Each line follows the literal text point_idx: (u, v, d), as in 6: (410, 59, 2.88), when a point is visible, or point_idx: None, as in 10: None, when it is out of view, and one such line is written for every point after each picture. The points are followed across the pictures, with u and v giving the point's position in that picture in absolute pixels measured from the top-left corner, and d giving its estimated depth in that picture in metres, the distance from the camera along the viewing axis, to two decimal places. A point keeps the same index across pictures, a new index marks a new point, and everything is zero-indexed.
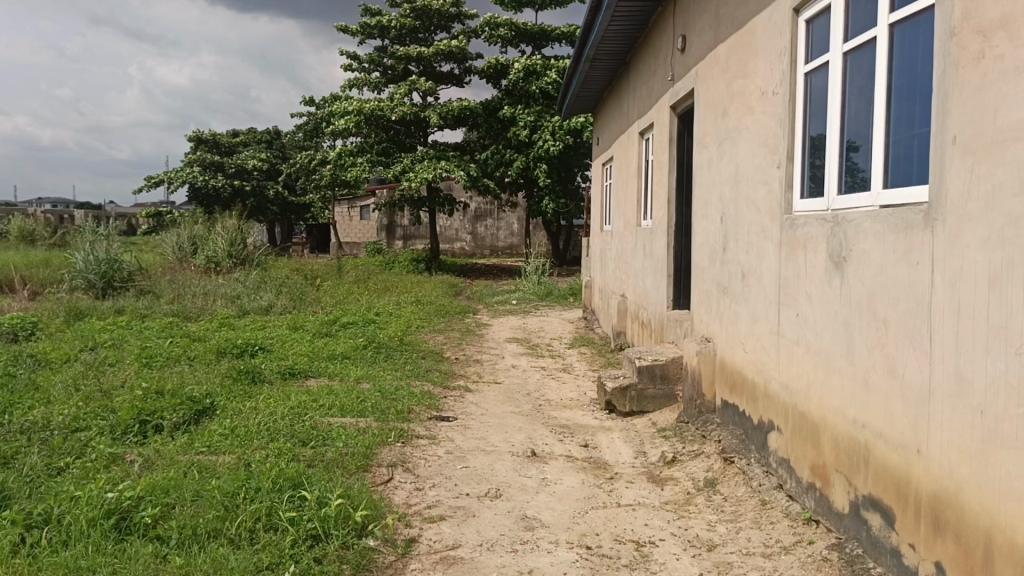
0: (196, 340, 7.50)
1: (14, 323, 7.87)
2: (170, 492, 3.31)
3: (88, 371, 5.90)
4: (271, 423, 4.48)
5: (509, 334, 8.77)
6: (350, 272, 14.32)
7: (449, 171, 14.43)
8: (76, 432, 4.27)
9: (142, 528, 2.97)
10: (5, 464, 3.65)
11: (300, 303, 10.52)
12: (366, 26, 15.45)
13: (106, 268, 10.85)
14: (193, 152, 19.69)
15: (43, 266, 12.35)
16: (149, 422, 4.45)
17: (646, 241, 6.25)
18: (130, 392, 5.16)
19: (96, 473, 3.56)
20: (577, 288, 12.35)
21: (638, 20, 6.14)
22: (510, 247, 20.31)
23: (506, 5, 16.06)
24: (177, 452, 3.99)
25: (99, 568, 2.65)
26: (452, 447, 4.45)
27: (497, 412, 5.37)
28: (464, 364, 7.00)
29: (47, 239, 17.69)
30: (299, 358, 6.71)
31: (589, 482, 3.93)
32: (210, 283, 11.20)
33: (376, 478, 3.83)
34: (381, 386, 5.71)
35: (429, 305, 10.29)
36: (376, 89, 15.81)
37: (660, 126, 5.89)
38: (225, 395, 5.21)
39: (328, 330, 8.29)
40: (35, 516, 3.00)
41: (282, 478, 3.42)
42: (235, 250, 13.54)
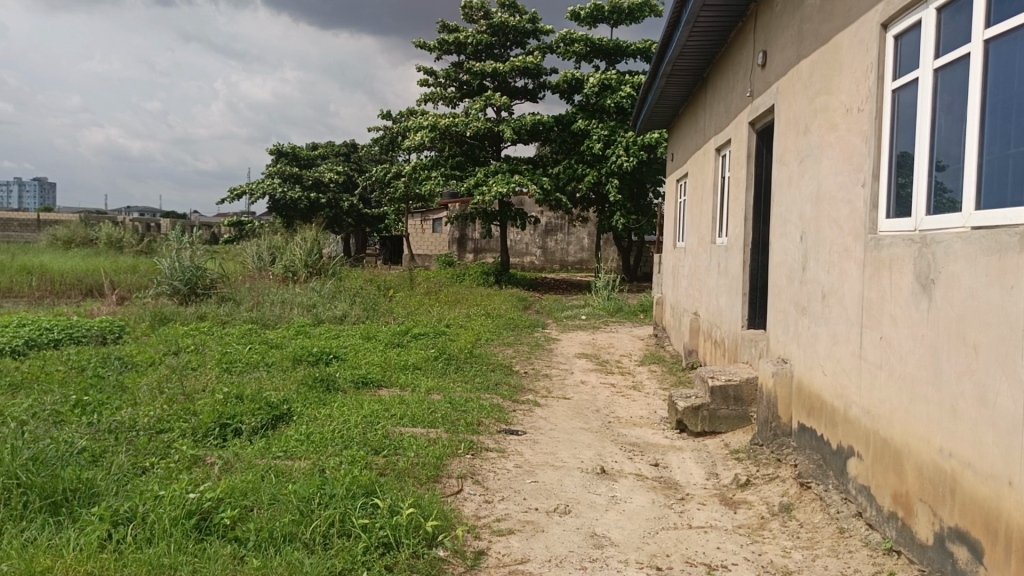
0: (274, 347, 7.72)
1: (104, 326, 8.23)
2: (248, 495, 3.40)
3: (172, 374, 6.12)
4: (344, 431, 4.56)
5: (578, 350, 8.74)
6: (421, 284, 14.50)
7: (522, 185, 14.49)
8: (160, 433, 4.43)
9: (222, 529, 3.07)
10: (95, 461, 3.80)
11: (373, 313, 10.70)
12: (444, 42, 15.71)
13: (191, 275, 11.25)
14: (274, 164, 20.26)
15: (131, 272, 12.88)
16: (228, 425, 4.59)
17: (721, 259, 6.16)
18: (211, 395, 5.34)
19: (179, 474, 3.68)
20: (647, 304, 12.23)
21: (717, 35, 6.09)
22: (580, 262, 20.26)
23: (582, 21, 16.11)
24: (255, 456, 4.10)
25: (180, 566, 2.73)
26: (521, 461, 4.45)
27: (566, 427, 5.36)
28: (534, 378, 7.01)
29: (135, 246, 18.46)
30: (371, 367, 6.83)
31: (660, 502, 3.88)
32: (288, 292, 11.48)
33: (446, 489, 3.87)
34: (451, 398, 5.75)
35: (499, 319, 10.34)
36: (452, 103, 16.02)
37: (738, 143, 5.80)
38: (301, 402, 5.33)
39: (399, 340, 8.41)
40: (121, 513, 3.10)
41: (355, 485, 3.48)
42: (311, 260, 13.87)
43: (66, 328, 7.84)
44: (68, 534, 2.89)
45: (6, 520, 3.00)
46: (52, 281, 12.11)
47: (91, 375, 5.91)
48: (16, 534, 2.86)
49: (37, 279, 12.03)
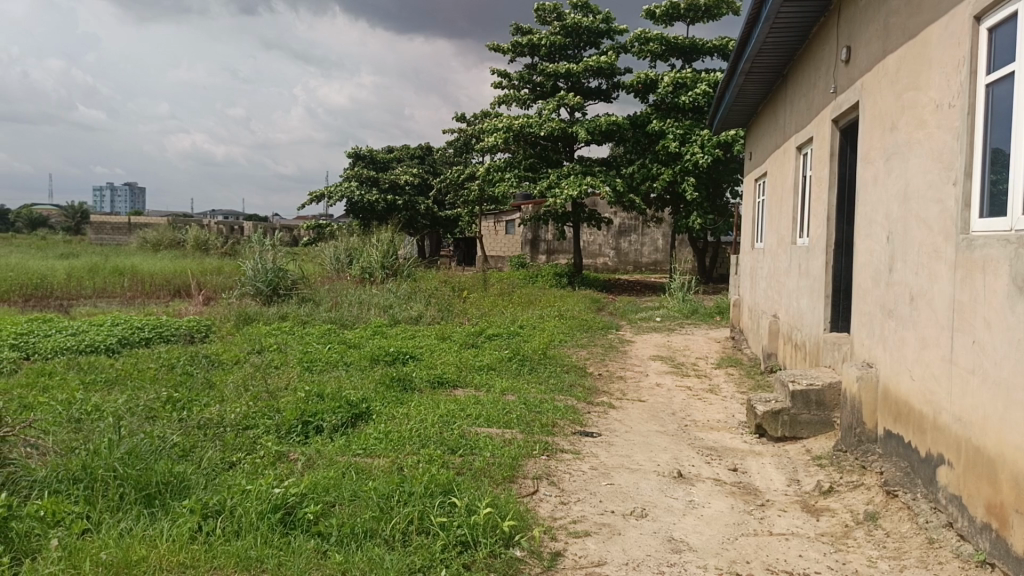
0: (352, 347, 7.87)
1: (191, 325, 8.53)
2: (330, 491, 3.48)
3: (256, 373, 6.31)
4: (421, 430, 4.62)
5: (653, 352, 8.66)
6: (495, 285, 14.57)
7: (595, 186, 14.43)
8: (246, 429, 4.57)
9: (306, 524, 3.15)
10: (186, 455, 3.95)
11: (447, 313, 10.81)
12: (518, 44, 15.78)
13: (273, 277, 11.57)
14: (351, 168, 20.68)
15: (216, 273, 13.32)
16: (310, 423, 4.71)
17: (802, 260, 6.01)
18: (293, 393, 5.49)
19: (264, 469, 3.80)
20: (724, 306, 12.03)
21: (798, 31, 5.95)
22: (654, 263, 20.02)
23: (657, 20, 15.96)
24: (336, 453, 4.20)
25: (267, 559, 2.82)
26: (596, 463, 4.44)
27: (641, 430, 5.32)
28: (609, 380, 6.97)
29: (219, 248, 19.10)
30: (447, 368, 6.90)
31: (739, 508, 3.82)
32: (365, 293, 11.70)
33: (522, 489, 3.88)
34: (526, 399, 5.77)
35: (572, 320, 10.32)
36: (525, 105, 16.07)
37: (820, 141, 5.67)
38: (379, 401, 5.44)
39: (474, 340, 8.48)
40: (211, 506, 3.22)
41: (433, 483, 3.53)
42: (388, 261, 14.10)
43: (156, 327, 8.16)
44: (161, 525, 3.01)
45: (105, 510, 3.14)
46: (143, 282, 12.62)
47: (181, 373, 6.14)
48: (113, 524, 3.00)
49: (129, 280, 12.56)
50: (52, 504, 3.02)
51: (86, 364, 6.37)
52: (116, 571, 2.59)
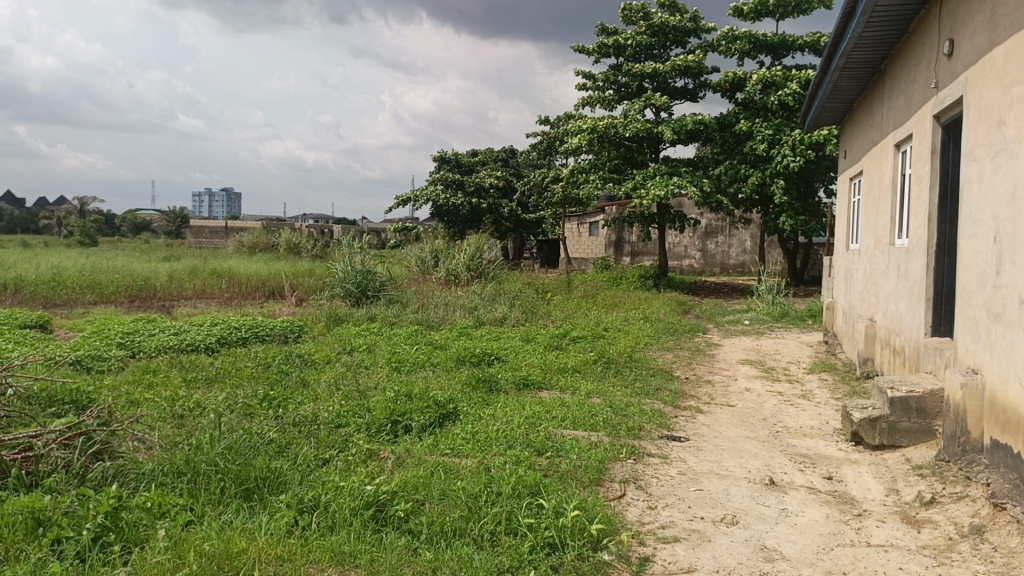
0: (439, 348, 7.98)
1: (285, 326, 8.81)
2: (420, 489, 3.54)
3: (347, 372, 6.47)
4: (508, 431, 4.65)
5: (742, 356, 8.48)
6: (579, 287, 14.53)
7: (681, 187, 14.22)
8: (338, 427, 4.69)
9: (396, 521, 3.21)
10: (282, 451, 4.09)
11: (532, 316, 10.83)
12: (603, 45, 15.70)
13: (362, 278, 11.83)
14: (437, 171, 20.98)
15: (307, 275, 13.71)
16: (399, 422, 4.80)
17: (901, 261, 5.80)
18: (382, 393, 5.60)
19: (356, 467, 3.90)
20: (816, 309, 11.68)
21: (896, 25, 5.75)
22: (742, 265, 19.60)
23: (746, 17, 15.64)
24: (425, 452, 4.27)
25: (360, 555, 2.88)
26: (685, 468, 4.37)
27: (731, 435, 5.22)
28: (696, 384, 6.86)
29: (311, 251, 19.64)
30: (532, 370, 6.92)
31: (835, 518, 3.71)
32: (451, 295, 11.83)
33: (609, 493, 3.86)
34: (612, 402, 5.73)
35: (658, 323, 10.20)
36: (610, 106, 15.96)
37: (920, 138, 5.45)
38: (466, 401, 5.50)
39: (558, 342, 8.49)
40: (307, 501, 3.31)
41: (521, 485, 3.55)
42: (473, 264, 14.18)
43: (253, 327, 8.46)
44: (260, 518, 3.12)
45: (207, 503, 3.27)
46: (240, 283, 13.11)
47: (276, 372, 6.34)
48: (215, 517, 3.11)
49: (226, 281, 13.06)
50: (158, 496, 3.14)
51: (188, 362, 6.65)
52: (219, 563, 2.69)
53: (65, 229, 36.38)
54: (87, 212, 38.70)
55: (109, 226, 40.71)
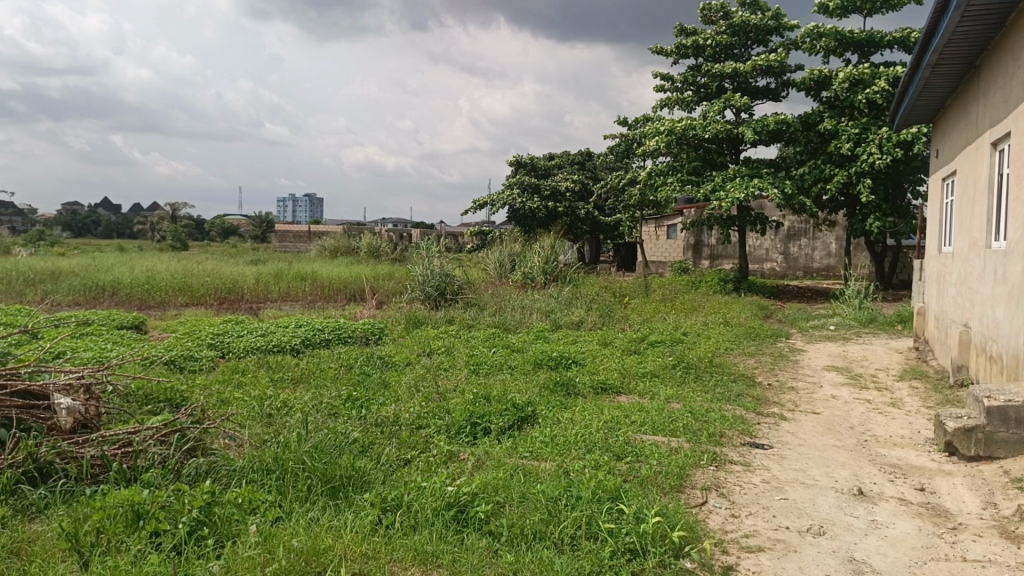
0: (516, 350, 8.03)
1: (366, 328, 9.00)
2: (500, 491, 3.57)
3: (426, 374, 6.56)
4: (587, 435, 4.64)
5: (827, 362, 8.24)
6: (657, 290, 14.38)
7: (763, 189, 13.92)
8: (419, 428, 4.77)
9: (477, 522, 3.24)
10: (365, 450, 4.18)
11: (609, 319, 10.78)
12: (682, 46, 15.53)
13: (441, 282, 11.97)
14: (514, 175, 21.10)
15: (387, 278, 13.97)
16: (479, 424, 4.84)
17: (998, 264, 5.55)
18: (462, 395, 5.65)
19: (437, 468, 3.95)
20: (906, 314, 11.26)
21: (993, 18, 5.51)
22: (827, 268, 18.99)
23: (831, 13, 15.22)
24: (504, 455, 4.29)
25: (442, 555, 2.92)
26: (768, 476, 4.28)
27: (817, 444, 5.08)
28: (780, 391, 6.70)
29: (390, 254, 19.99)
30: (610, 374, 6.88)
31: (928, 531, 3.57)
32: (528, 298, 11.87)
33: (690, 499, 3.81)
34: (692, 407, 5.65)
35: (738, 328, 10.01)
36: (689, 107, 15.75)
37: (1020, 135, 5.21)
38: (544, 404, 5.51)
39: (636, 347, 8.41)
40: (390, 500, 3.38)
41: (601, 489, 3.53)
42: (549, 267, 14.19)
43: (335, 329, 8.68)
44: (346, 516, 3.19)
45: (294, 500, 3.37)
46: (322, 286, 13.45)
47: (358, 373, 6.47)
48: (302, 514, 3.20)
49: (309, 284, 13.41)
50: (249, 492, 3.25)
51: (274, 362, 6.87)
52: (306, 559, 2.77)
53: (159, 234, 38.00)
54: (179, 217, 40.34)
55: (199, 231, 42.37)
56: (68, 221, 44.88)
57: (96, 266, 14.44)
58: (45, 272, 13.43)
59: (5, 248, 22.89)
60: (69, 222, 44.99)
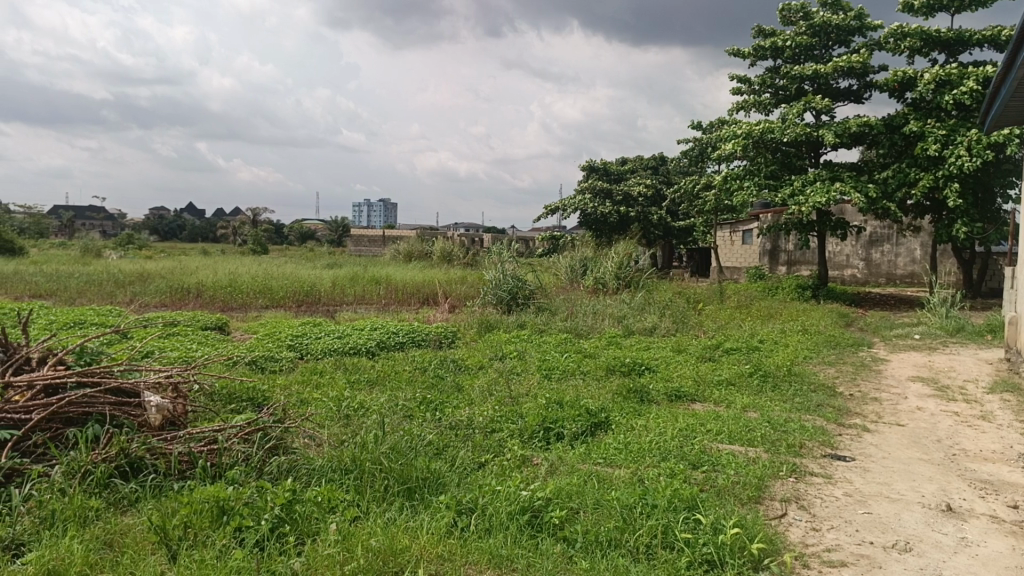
0: (588, 356, 8.00)
1: (439, 332, 9.09)
2: (574, 497, 3.55)
3: (499, 378, 6.58)
4: (662, 442, 4.58)
5: (912, 372, 7.95)
6: (732, 297, 14.12)
7: (844, 193, 13.54)
8: (492, 431, 4.78)
9: (551, 528, 3.23)
10: (440, 453, 4.21)
11: (683, 325, 10.64)
12: (760, 48, 15.25)
13: (513, 286, 12.01)
14: (586, 180, 21.07)
15: (460, 282, 14.11)
16: (552, 429, 4.83)
17: None
18: (535, 400, 5.66)
19: (511, 472, 3.96)
20: (996, 323, 10.77)
21: None
22: (910, 275, 18.28)
23: (916, 12, 14.72)
24: (578, 460, 4.28)
25: (517, 559, 2.93)
26: (851, 490, 4.15)
27: (902, 457, 4.91)
28: (862, 401, 6.50)
29: (462, 258, 20.15)
30: (684, 381, 6.78)
31: (1022, 550, 3.40)
32: (601, 303, 11.80)
33: (769, 511, 3.73)
34: (770, 417, 5.51)
35: (817, 336, 9.74)
36: (767, 110, 15.45)
37: None
38: (618, 411, 5.46)
39: (710, 354, 8.28)
40: (465, 503, 3.40)
41: (677, 498, 3.47)
42: (622, 272, 14.09)
43: (409, 332, 8.80)
44: (421, 517, 3.22)
45: (372, 500, 3.43)
46: (396, 289, 13.64)
47: (432, 376, 6.54)
48: (380, 514, 3.25)
49: (384, 288, 13.62)
50: (328, 491, 3.31)
51: (351, 364, 7.00)
52: (383, 558, 2.80)
53: (240, 238, 39.15)
54: (259, 221, 41.51)
55: (278, 235, 43.54)
56: (156, 226, 46.75)
57: (182, 269, 14.96)
58: (134, 274, 13.99)
59: (98, 250, 23.96)
60: (157, 225, 46.84)
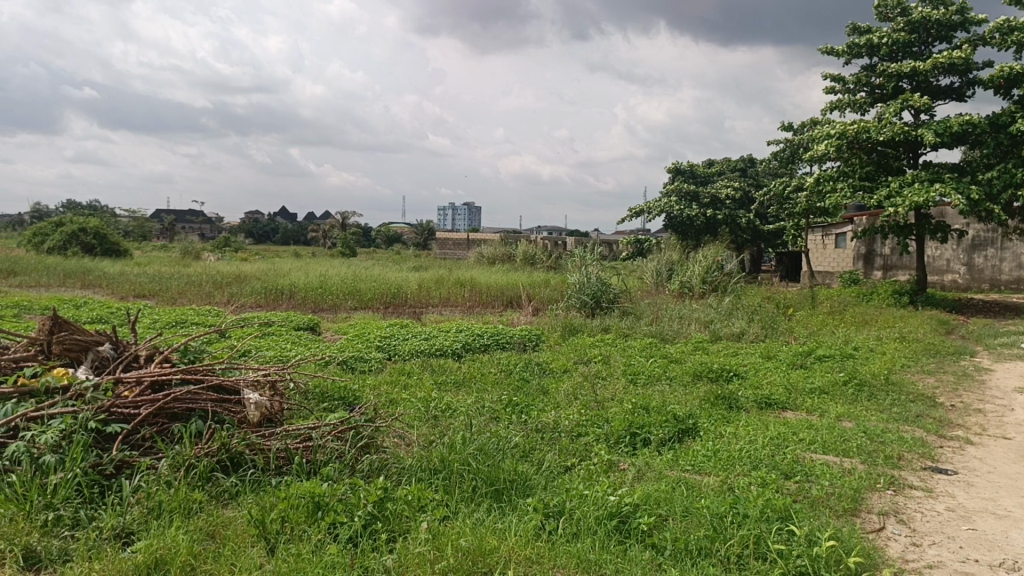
0: (674, 361, 7.90)
1: (523, 334, 9.12)
2: (662, 504, 3.51)
3: (584, 382, 6.57)
4: (752, 451, 4.48)
5: (1020, 383, 7.55)
6: (825, 302, 13.70)
7: (944, 194, 12.97)
8: (578, 436, 4.77)
9: (640, 534, 3.20)
10: (526, 455, 4.24)
11: (773, 332, 10.38)
12: (855, 45, 14.78)
13: (597, 290, 11.94)
14: (672, 182, 20.83)
15: (543, 285, 14.16)
16: (638, 434, 4.79)
17: None
18: (621, 405, 5.61)
19: (598, 476, 3.94)
20: None
21: None
22: (1016, 281, 17.48)
23: None
24: (665, 467, 4.23)
25: (605, 564, 2.91)
26: (954, 505, 3.97)
27: (1008, 471, 4.67)
28: (964, 413, 6.20)
29: (545, 261, 20.17)
30: (775, 389, 6.60)
31: None
32: (688, 308, 11.63)
33: (866, 525, 3.60)
34: (866, 427, 5.32)
35: (916, 344, 9.34)
36: (862, 109, 14.95)
37: None
38: (706, 418, 5.37)
39: (802, 361, 8.06)
40: (552, 507, 3.40)
41: (769, 508, 3.39)
42: (709, 276, 13.83)
43: (494, 334, 8.87)
44: (510, 519, 3.25)
45: (460, 501, 3.47)
46: (480, 292, 13.75)
47: (517, 378, 6.57)
48: (469, 514, 3.29)
49: (469, 290, 13.76)
50: (418, 490, 3.37)
51: (438, 365, 7.11)
52: (473, 558, 2.84)
53: (329, 241, 40.13)
54: (347, 224, 42.52)
55: (367, 239, 44.51)
56: (251, 229, 48.49)
57: (275, 271, 15.47)
58: (231, 275, 14.54)
59: (197, 252, 24.99)
60: (251, 229, 48.49)
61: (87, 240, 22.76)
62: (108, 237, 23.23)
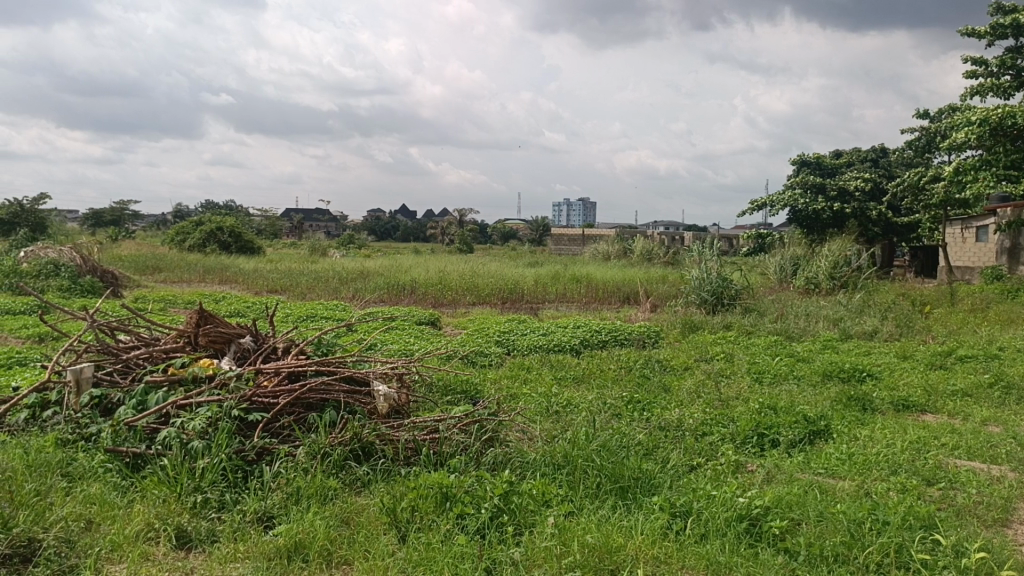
0: (802, 360, 7.62)
1: (642, 332, 9.00)
2: (795, 508, 3.39)
3: (707, 380, 6.43)
4: (890, 455, 4.26)
5: None
6: (965, 299, 12.89)
7: None
8: (703, 434, 4.67)
9: (772, 537, 3.10)
10: (649, 454, 4.17)
11: (907, 329, 9.86)
12: (999, 25, 13.85)
13: (717, 286, 11.65)
14: (797, 175, 20.11)
15: (661, 282, 13.97)
16: (766, 435, 4.64)
17: None
18: (746, 404, 5.46)
19: (726, 477, 3.85)
20: None
21: None
22: None
23: None
24: (796, 469, 4.08)
25: (735, 567, 2.84)
26: None
27: None
28: None
29: (662, 257, 19.85)
30: (913, 390, 6.27)
31: None
32: (814, 304, 11.21)
33: (1019, 536, 3.37)
34: (1016, 433, 4.97)
35: None
36: (1007, 94, 13.98)
37: None
38: (838, 419, 5.15)
39: (942, 361, 7.61)
40: (678, 506, 3.34)
41: (912, 515, 3.22)
42: (836, 271, 13.26)
43: (613, 331, 8.80)
44: (636, 518, 3.21)
45: (585, 497, 3.47)
46: (598, 288, 13.70)
47: (638, 375, 6.49)
48: (595, 511, 3.28)
49: (586, 286, 13.74)
50: (543, 485, 3.38)
51: (557, 361, 7.11)
52: (600, 555, 2.83)
53: (448, 237, 40.87)
54: (465, 221, 43.19)
55: (484, 237, 45.07)
56: (374, 227, 49.97)
57: (397, 266, 15.88)
58: (355, 271, 15.03)
59: (324, 249, 25.96)
60: (374, 227, 49.96)
61: (224, 239, 24.05)
62: (243, 236, 24.46)
